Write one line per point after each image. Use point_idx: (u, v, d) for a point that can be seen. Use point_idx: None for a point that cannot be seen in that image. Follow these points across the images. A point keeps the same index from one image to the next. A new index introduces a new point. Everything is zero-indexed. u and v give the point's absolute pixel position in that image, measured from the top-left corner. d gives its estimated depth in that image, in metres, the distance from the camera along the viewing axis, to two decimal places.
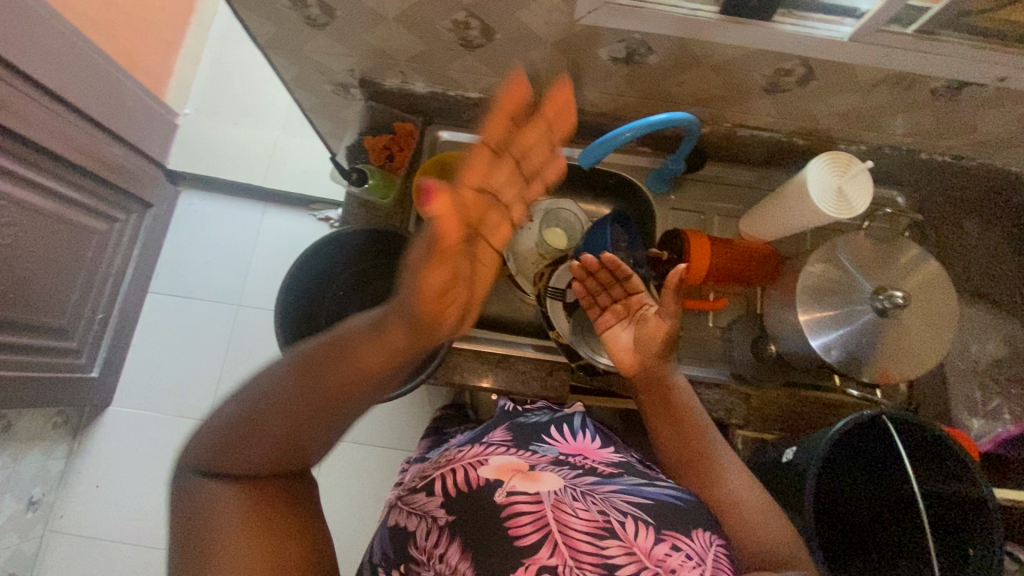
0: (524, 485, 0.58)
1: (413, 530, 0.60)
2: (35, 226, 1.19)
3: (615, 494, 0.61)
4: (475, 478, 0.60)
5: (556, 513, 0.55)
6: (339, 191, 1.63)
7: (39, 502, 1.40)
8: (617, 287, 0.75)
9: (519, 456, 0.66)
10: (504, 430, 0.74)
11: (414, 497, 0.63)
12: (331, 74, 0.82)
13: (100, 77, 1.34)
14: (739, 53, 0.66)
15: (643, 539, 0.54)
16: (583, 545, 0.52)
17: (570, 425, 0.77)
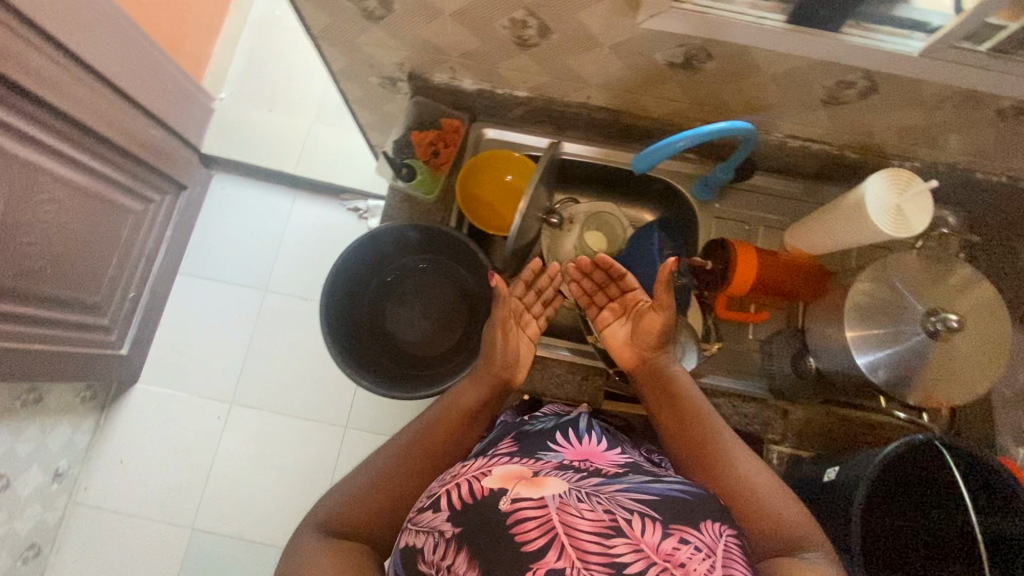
0: (528, 490, 0.49)
1: (421, 546, 0.51)
2: (74, 202, 1.21)
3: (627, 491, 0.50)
4: (479, 488, 0.50)
5: (561, 514, 0.46)
6: (369, 181, 1.64)
7: (64, 474, 1.42)
8: (613, 286, 0.75)
9: (522, 462, 0.56)
10: (510, 439, 0.63)
11: (416, 512, 0.54)
12: (380, 68, 0.82)
13: (142, 57, 1.35)
14: (802, 63, 0.65)
15: (652, 534, 0.46)
16: (591, 546, 0.44)
17: (577, 429, 0.66)
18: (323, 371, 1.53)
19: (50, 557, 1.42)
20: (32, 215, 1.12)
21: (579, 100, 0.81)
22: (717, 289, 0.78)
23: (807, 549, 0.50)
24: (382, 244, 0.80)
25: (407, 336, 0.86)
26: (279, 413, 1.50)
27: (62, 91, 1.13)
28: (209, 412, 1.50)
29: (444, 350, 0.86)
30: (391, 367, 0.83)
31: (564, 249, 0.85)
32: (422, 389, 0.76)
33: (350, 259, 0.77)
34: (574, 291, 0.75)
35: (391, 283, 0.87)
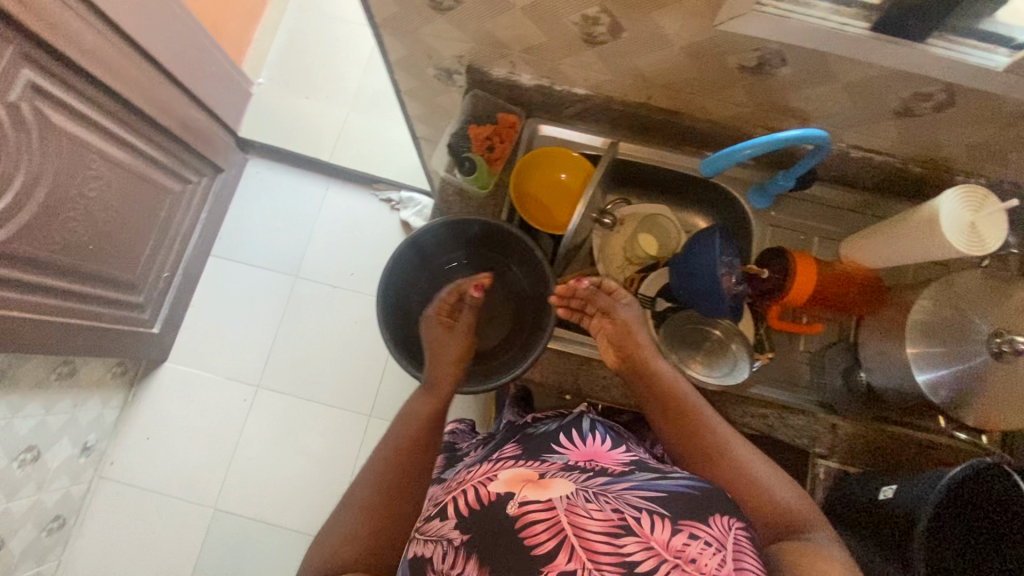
0: (534, 494, 0.51)
1: (430, 554, 0.54)
2: (117, 181, 1.22)
3: (631, 490, 0.53)
4: (486, 494, 0.54)
5: (570, 516, 0.48)
6: (402, 172, 1.64)
7: (92, 448, 1.44)
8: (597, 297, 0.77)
9: (527, 467, 0.59)
10: (515, 444, 0.69)
11: (426, 520, 0.58)
12: (438, 59, 0.81)
13: (189, 39, 1.36)
14: (880, 72, 0.63)
15: (660, 531, 0.47)
16: (600, 546, 0.46)
17: (580, 431, 0.71)
18: (350, 360, 1.53)
19: (74, 528, 1.44)
20: (78, 191, 1.13)
21: (640, 100, 0.80)
22: (773, 299, 0.77)
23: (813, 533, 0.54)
24: (432, 241, 0.81)
25: None
26: (305, 398, 1.51)
27: (110, 70, 1.14)
28: (236, 394, 1.51)
29: (489, 348, 0.86)
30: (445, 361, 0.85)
31: (615, 249, 0.84)
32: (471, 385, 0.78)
33: (398, 258, 0.79)
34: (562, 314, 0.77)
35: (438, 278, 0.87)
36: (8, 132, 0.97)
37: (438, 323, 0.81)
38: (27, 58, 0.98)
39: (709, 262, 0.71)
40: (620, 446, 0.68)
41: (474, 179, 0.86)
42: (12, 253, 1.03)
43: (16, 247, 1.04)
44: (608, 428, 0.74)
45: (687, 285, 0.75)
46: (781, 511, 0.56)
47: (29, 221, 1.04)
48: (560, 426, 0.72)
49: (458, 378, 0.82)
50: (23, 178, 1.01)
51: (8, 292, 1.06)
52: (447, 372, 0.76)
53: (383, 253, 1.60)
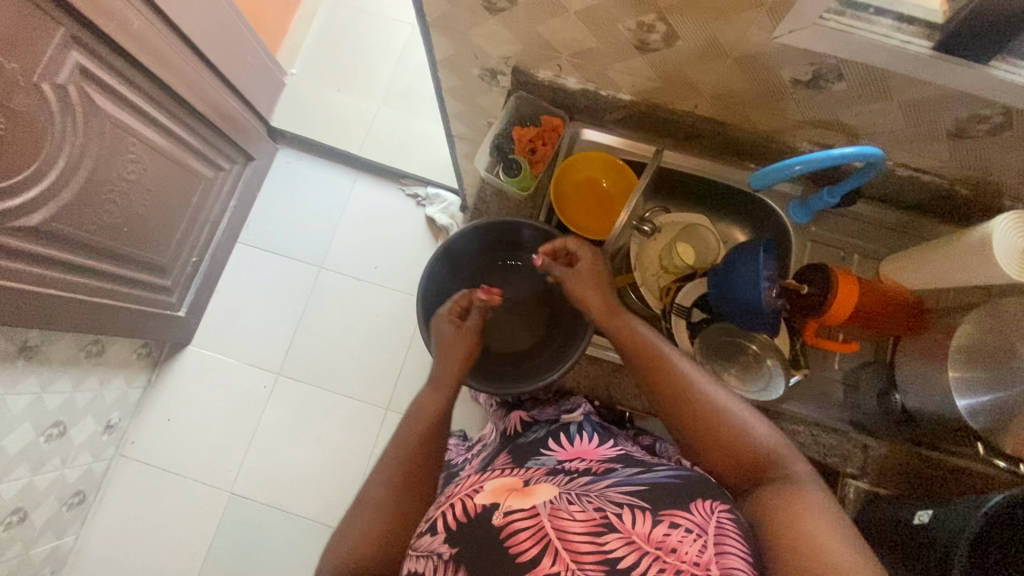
0: (519, 502, 0.53)
1: (422, 569, 0.55)
2: (154, 164, 1.24)
3: (612, 488, 0.55)
4: (471, 506, 0.55)
5: (553, 520, 0.49)
6: (430, 169, 1.64)
7: (115, 426, 1.46)
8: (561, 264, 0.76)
9: (512, 475, 0.61)
10: (506, 454, 0.72)
11: (418, 536, 0.59)
12: (484, 60, 0.81)
13: (229, 27, 1.37)
14: (937, 93, 0.63)
15: (642, 525, 0.49)
16: (584, 546, 0.47)
17: (568, 433, 0.73)
18: (371, 352, 1.54)
19: (93, 504, 1.46)
20: (117, 174, 1.15)
21: (686, 109, 0.79)
22: (811, 316, 0.76)
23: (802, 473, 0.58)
24: (474, 240, 0.82)
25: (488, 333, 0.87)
26: (324, 388, 1.52)
27: (154, 55, 1.16)
28: (256, 380, 1.53)
29: (525, 349, 0.86)
30: (488, 365, 0.84)
31: (653, 256, 0.84)
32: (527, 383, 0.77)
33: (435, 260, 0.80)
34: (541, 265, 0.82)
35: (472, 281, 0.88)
36: (55, 112, 0.98)
37: (448, 321, 0.78)
38: (76, 40, 1.00)
39: (751, 271, 0.71)
40: (607, 441, 0.71)
41: (516, 179, 0.88)
42: (50, 231, 1.05)
43: (55, 225, 1.06)
44: (596, 425, 0.76)
45: (725, 296, 0.75)
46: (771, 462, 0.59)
47: (69, 201, 1.06)
48: (549, 432, 0.74)
49: (504, 380, 0.81)
50: (66, 157, 1.03)
51: (45, 269, 1.08)
52: (452, 368, 0.75)
53: (407, 248, 1.61)
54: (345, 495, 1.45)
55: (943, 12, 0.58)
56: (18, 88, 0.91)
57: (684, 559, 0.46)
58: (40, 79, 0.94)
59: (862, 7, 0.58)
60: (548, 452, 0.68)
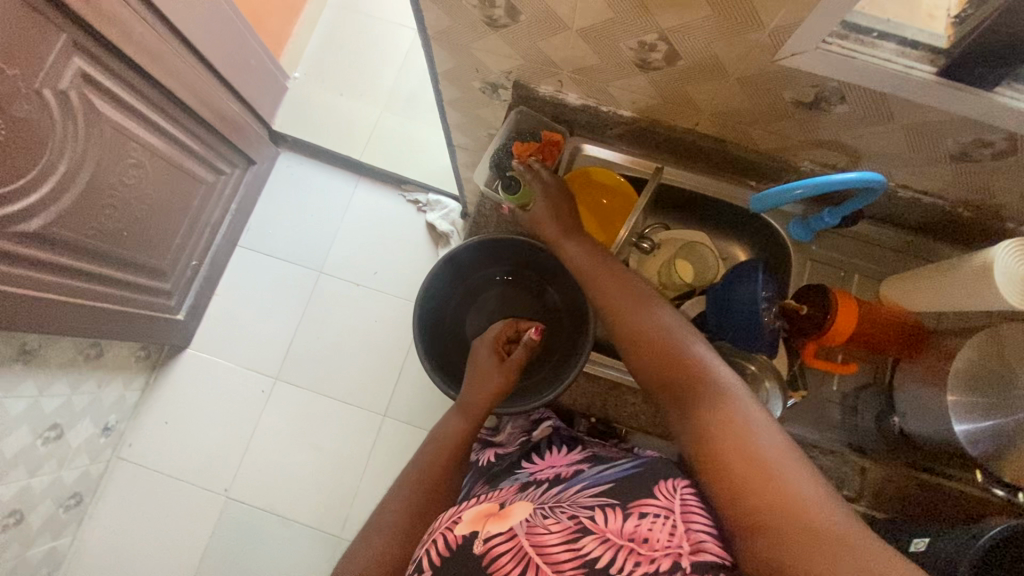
0: (497, 527, 0.52)
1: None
2: (155, 169, 1.24)
3: (584, 491, 0.56)
4: (454, 539, 0.54)
5: (531, 538, 0.49)
6: (431, 175, 1.64)
7: (112, 428, 1.46)
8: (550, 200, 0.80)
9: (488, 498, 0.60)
10: (485, 479, 0.72)
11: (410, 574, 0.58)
12: (485, 74, 0.81)
13: (233, 32, 1.37)
14: (940, 117, 0.62)
15: (613, 521, 0.49)
16: (562, 556, 0.47)
17: (539, 448, 0.74)
18: (369, 359, 1.54)
19: (90, 506, 1.46)
20: (117, 179, 1.15)
21: (686, 126, 0.78)
22: (810, 337, 0.75)
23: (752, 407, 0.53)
24: (476, 254, 0.82)
25: None
26: (322, 393, 1.52)
27: (157, 59, 1.16)
28: (254, 385, 1.53)
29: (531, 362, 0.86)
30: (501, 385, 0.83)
31: (651, 273, 0.83)
32: (543, 394, 0.77)
33: (436, 274, 0.80)
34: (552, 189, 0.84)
35: (471, 293, 0.88)
36: (56, 117, 0.98)
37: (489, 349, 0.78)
38: (79, 46, 1.00)
39: (751, 291, 0.70)
40: (574, 447, 0.73)
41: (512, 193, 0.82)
42: (51, 236, 1.05)
43: (55, 230, 1.06)
44: (566, 435, 0.77)
45: (723, 314, 0.74)
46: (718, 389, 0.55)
47: (69, 206, 1.06)
48: (522, 452, 0.75)
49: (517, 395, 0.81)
50: (67, 163, 1.03)
51: (45, 273, 1.08)
52: (479, 399, 0.74)
53: (407, 255, 1.61)
54: (340, 502, 1.45)
55: (948, 38, 0.57)
56: (20, 94, 0.91)
57: (656, 546, 0.46)
58: (42, 85, 0.94)
59: (866, 31, 0.58)
60: (523, 466, 0.70)
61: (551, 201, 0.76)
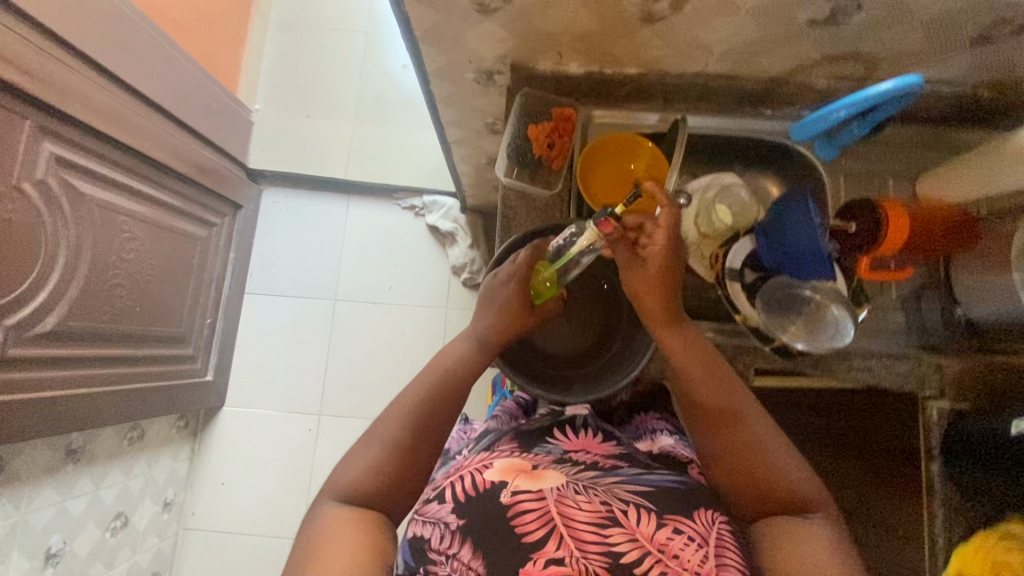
0: (528, 483, 0.54)
1: (428, 535, 0.54)
2: (149, 237, 1.20)
3: (620, 484, 0.56)
4: (481, 481, 0.55)
5: (559, 506, 0.50)
6: (420, 176, 1.60)
7: (172, 502, 1.44)
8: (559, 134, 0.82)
9: (521, 457, 0.61)
10: (507, 437, 0.70)
11: (424, 503, 0.57)
12: (480, 62, 0.78)
13: (187, 78, 1.31)
14: (960, 4, 0.61)
15: (645, 524, 0.51)
16: (587, 535, 0.48)
17: (574, 424, 0.74)
18: (406, 375, 1.52)
19: None
20: (117, 256, 1.12)
21: (695, 70, 0.76)
22: (864, 252, 0.76)
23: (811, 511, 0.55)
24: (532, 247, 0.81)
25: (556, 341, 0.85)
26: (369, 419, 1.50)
27: (125, 125, 1.11)
28: (299, 427, 1.50)
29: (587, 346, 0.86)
30: (535, 364, 0.83)
31: (690, 226, 0.82)
32: (610, 381, 0.81)
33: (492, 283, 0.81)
34: (558, 129, 0.81)
35: None
36: (43, 210, 0.95)
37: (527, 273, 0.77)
38: (48, 130, 0.96)
39: (807, 216, 0.74)
40: (612, 438, 0.72)
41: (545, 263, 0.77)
42: (67, 329, 1.03)
43: (70, 323, 1.03)
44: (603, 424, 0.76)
45: (781, 252, 0.76)
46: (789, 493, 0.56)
47: (78, 296, 1.03)
48: (553, 422, 0.74)
49: (572, 383, 0.83)
50: (64, 253, 0.99)
51: (70, 368, 1.06)
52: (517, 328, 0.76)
53: (418, 262, 1.58)
54: None
55: None
56: None
57: (686, 566, 0.48)
58: (20, 179, 0.91)
59: None
60: (553, 441, 0.69)
61: (653, 259, 0.68)
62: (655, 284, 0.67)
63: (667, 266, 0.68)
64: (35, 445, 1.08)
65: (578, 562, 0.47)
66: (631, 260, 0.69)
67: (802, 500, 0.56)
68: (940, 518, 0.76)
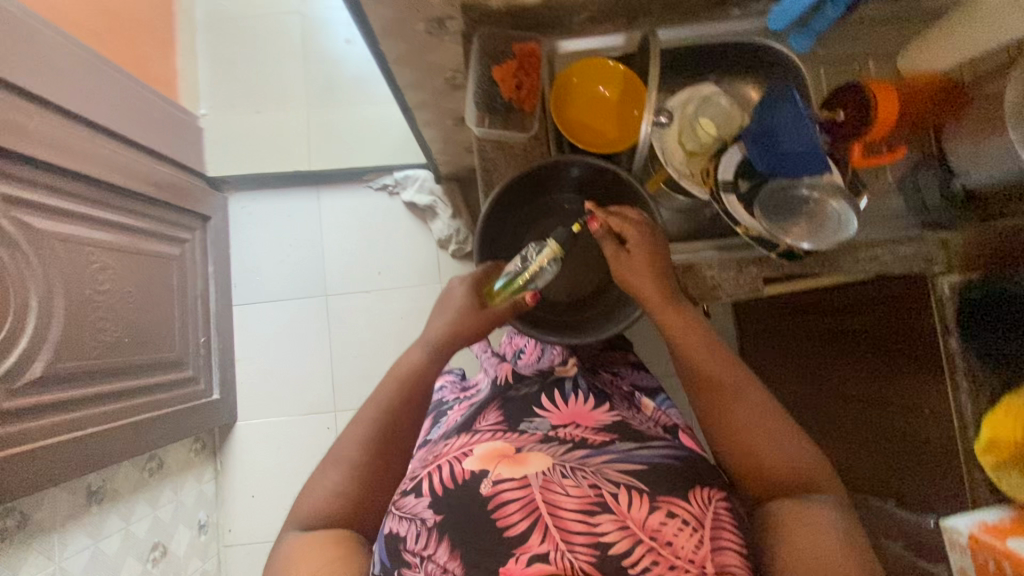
0: (509, 470, 0.54)
1: (404, 534, 0.55)
2: (121, 266, 1.15)
3: (610, 463, 0.57)
4: (460, 471, 0.56)
5: (545, 494, 0.51)
6: (386, 153, 1.54)
7: (207, 524, 1.42)
8: (524, 73, 0.78)
9: (503, 439, 0.62)
10: (496, 410, 0.71)
11: (401, 498, 0.58)
12: (427, 9, 0.70)
13: (121, 91, 1.23)
14: None
15: (638, 509, 0.52)
16: (575, 525, 0.50)
17: (563, 389, 0.74)
18: None
19: None
20: (92, 288, 1.07)
21: None
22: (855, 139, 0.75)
23: (809, 489, 0.59)
24: (516, 198, 0.81)
25: (559, 286, 0.87)
26: None
27: (69, 151, 1.05)
28: (318, 427, 1.47)
29: (593, 289, 0.87)
30: (541, 317, 0.84)
31: (675, 147, 0.81)
32: (609, 324, 0.81)
33: (485, 236, 0.80)
34: (523, 66, 0.77)
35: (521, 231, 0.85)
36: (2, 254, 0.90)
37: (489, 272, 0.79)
38: None
39: (796, 108, 0.70)
40: (603, 403, 0.72)
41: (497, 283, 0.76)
42: (60, 373, 1.00)
43: (61, 366, 1.00)
44: (593, 384, 0.77)
45: (773, 153, 0.73)
46: (787, 473, 0.59)
47: (61, 336, 1.00)
48: (542, 387, 0.75)
49: (582, 329, 0.83)
50: (36, 295, 0.95)
51: (69, 411, 1.02)
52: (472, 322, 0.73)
53: (401, 242, 1.53)
54: None
55: None
56: None
57: (679, 553, 0.50)
58: None
59: None
60: (542, 414, 0.69)
61: (638, 249, 0.72)
62: (647, 271, 0.71)
63: (653, 254, 0.72)
64: (55, 492, 1.07)
65: (563, 558, 0.48)
66: (616, 256, 0.73)
67: (801, 478, 0.59)
68: (966, 390, 0.72)
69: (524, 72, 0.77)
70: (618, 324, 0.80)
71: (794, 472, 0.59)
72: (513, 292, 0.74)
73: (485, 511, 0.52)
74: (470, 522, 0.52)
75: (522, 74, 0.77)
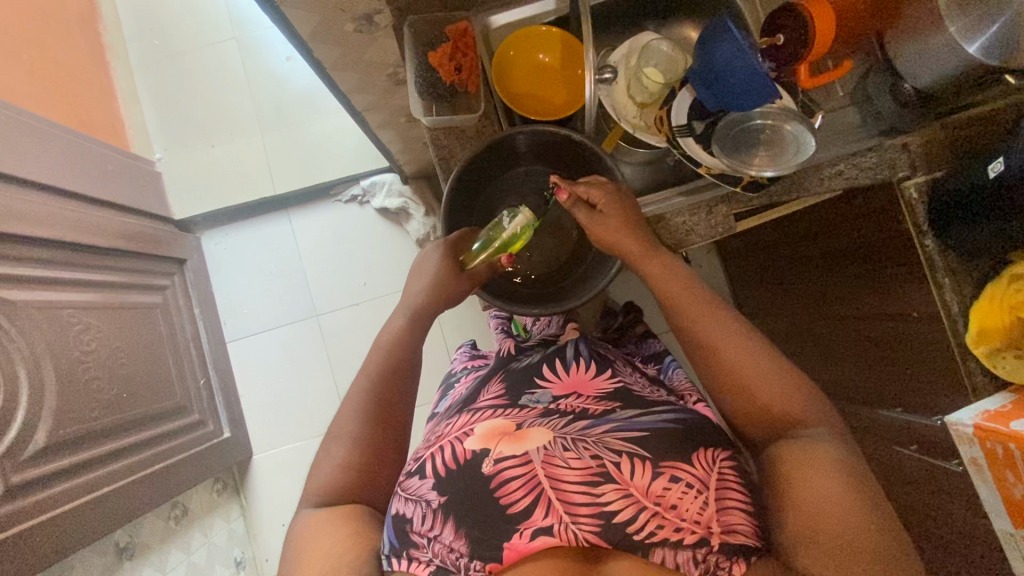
0: (511, 447, 0.55)
1: (410, 515, 0.54)
2: (104, 323, 1.14)
3: (611, 433, 0.58)
4: (461, 451, 0.56)
5: (546, 469, 0.52)
6: (349, 163, 1.53)
7: (243, 560, 1.42)
8: (461, 52, 0.76)
9: (505, 416, 0.62)
10: (497, 382, 0.72)
11: (405, 480, 0.59)
12: (352, 8, 0.69)
13: (69, 149, 1.21)
14: None
15: (641, 477, 0.53)
16: (578, 497, 0.51)
17: (564, 358, 0.75)
18: None
19: None
20: (79, 350, 1.06)
21: None
22: (798, 61, 0.75)
23: (805, 424, 0.58)
24: (478, 176, 0.81)
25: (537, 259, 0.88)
26: None
27: (29, 217, 1.03)
28: None
29: (569, 255, 0.87)
30: (528, 292, 0.85)
31: (625, 100, 0.82)
32: (590, 287, 0.81)
33: (453, 219, 0.81)
34: (458, 47, 0.75)
35: (488, 210, 0.86)
36: None
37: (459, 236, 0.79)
38: None
39: (730, 41, 0.65)
40: (606, 369, 0.73)
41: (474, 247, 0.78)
42: (63, 439, 0.99)
43: (63, 431, 0.99)
44: (595, 350, 0.77)
45: (721, 92, 0.70)
46: (778, 412, 0.59)
47: (58, 403, 0.99)
48: (544, 357, 0.76)
49: (566, 296, 0.84)
50: (24, 366, 0.95)
51: (79, 475, 1.02)
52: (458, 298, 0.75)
53: (381, 250, 1.53)
54: None
55: None
56: None
57: (684, 516, 0.51)
58: None
59: None
60: (542, 385, 0.70)
61: (607, 209, 0.72)
62: (623, 230, 0.71)
63: (626, 210, 0.72)
64: (82, 556, 1.08)
65: (567, 530, 0.50)
66: (596, 218, 0.72)
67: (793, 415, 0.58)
68: (949, 286, 0.72)
69: (460, 51, 0.75)
70: (599, 283, 0.80)
71: (782, 411, 0.58)
72: (485, 259, 0.77)
73: (493, 489, 0.53)
74: (479, 503, 0.53)
75: (458, 53, 0.75)
